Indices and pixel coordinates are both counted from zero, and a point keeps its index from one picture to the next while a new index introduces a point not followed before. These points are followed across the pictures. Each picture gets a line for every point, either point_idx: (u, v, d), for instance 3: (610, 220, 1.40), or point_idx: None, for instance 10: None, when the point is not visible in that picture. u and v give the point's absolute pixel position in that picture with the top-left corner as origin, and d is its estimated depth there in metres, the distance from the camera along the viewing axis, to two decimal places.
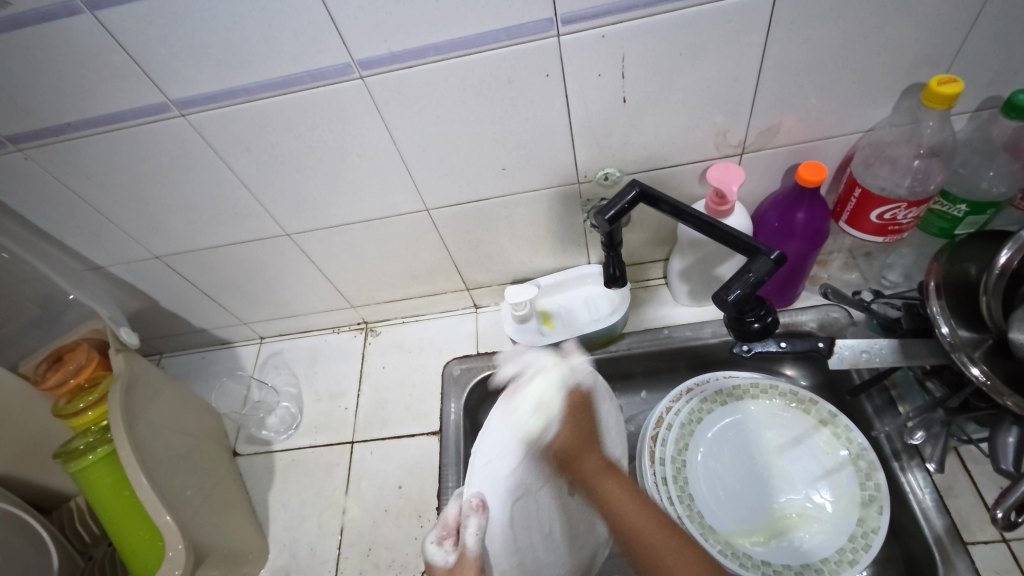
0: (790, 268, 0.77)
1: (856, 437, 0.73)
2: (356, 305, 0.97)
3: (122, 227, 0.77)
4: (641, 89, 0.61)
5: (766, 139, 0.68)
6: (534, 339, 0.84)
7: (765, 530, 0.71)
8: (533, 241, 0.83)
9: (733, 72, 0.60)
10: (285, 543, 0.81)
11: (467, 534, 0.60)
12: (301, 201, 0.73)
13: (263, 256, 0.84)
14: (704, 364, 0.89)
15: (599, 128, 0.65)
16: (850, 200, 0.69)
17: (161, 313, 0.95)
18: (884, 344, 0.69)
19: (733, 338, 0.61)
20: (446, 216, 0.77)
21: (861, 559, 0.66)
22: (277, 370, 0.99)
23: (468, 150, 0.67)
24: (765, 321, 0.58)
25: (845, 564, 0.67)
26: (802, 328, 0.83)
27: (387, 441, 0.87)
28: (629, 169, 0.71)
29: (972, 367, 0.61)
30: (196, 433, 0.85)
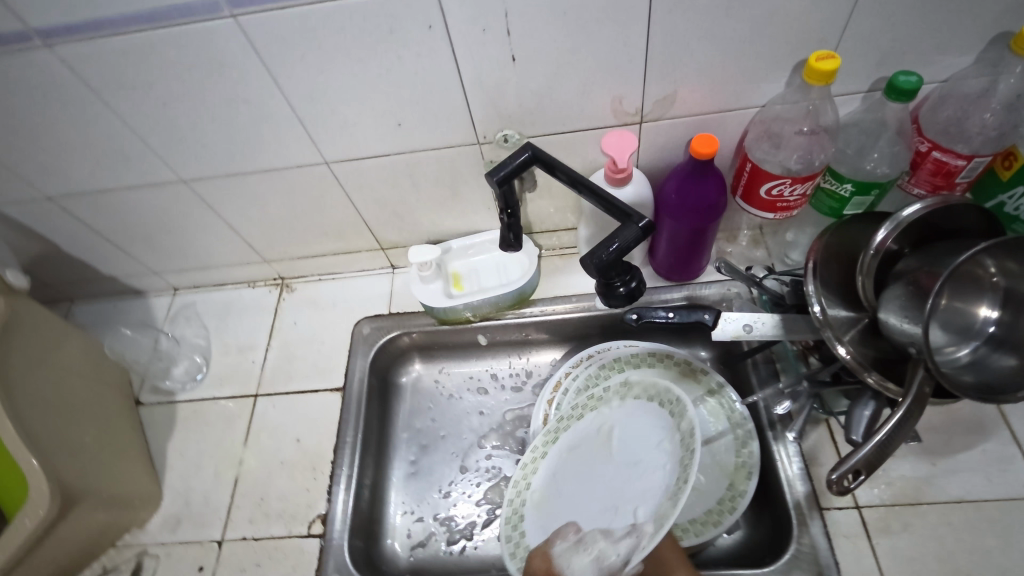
0: (690, 241, 0.78)
1: (737, 407, 0.76)
2: (270, 260, 0.96)
3: (4, 165, 0.73)
4: (530, 48, 0.60)
5: (663, 109, 0.67)
6: (440, 301, 0.85)
7: None
8: (442, 202, 0.83)
9: (621, 37, 0.59)
10: (179, 491, 0.81)
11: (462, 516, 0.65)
12: (192, 147, 0.71)
13: (163, 204, 0.81)
14: (610, 333, 0.90)
15: (491, 86, 0.64)
16: (743, 174, 0.70)
17: (65, 258, 0.93)
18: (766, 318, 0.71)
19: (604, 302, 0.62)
20: (348, 172, 0.76)
21: (724, 521, 0.70)
22: (188, 323, 0.98)
23: (359, 102, 0.65)
24: (634, 288, 0.59)
25: (710, 525, 0.70)
26: (704, 301, 0.85)
27: (291, 395, 0.87)
28: (529, 133, 0.70)
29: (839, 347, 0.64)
30: (98, 377, 0.84)
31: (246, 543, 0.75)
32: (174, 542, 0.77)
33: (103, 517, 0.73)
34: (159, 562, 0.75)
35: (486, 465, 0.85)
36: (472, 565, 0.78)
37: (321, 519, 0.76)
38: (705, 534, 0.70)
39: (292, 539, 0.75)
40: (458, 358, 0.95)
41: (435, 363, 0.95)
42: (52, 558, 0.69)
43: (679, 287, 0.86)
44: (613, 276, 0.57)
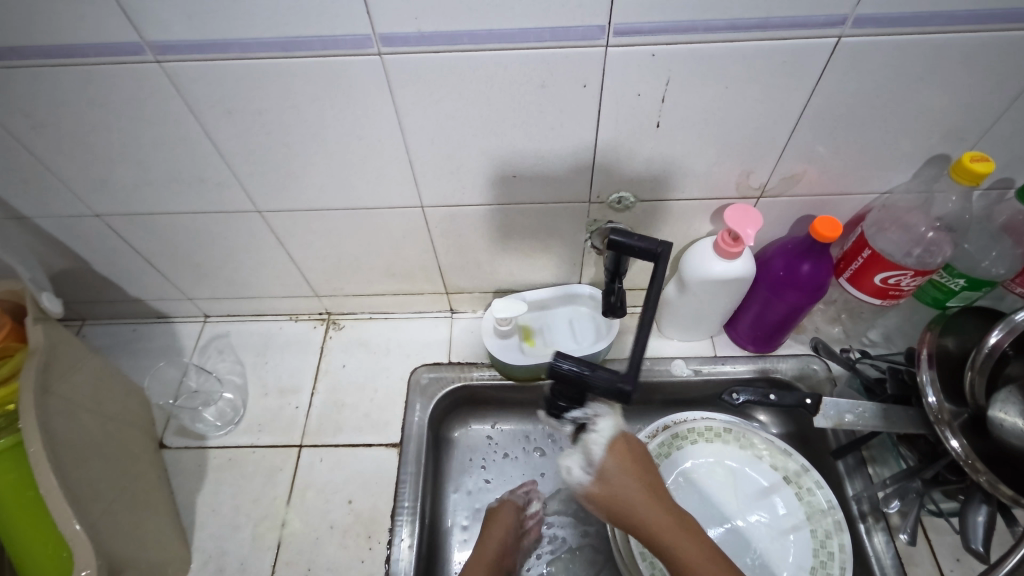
0: (784, 317, 0.76)
1: (817, 499, 0.73)
2: (321, 295, 0.89)
3: (59, 176, 0.65)
4: (678, 117, 0.57)
5: (786, 186, 0.66)
6: (514, 357, 0.79)
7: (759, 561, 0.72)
8: (527, 253, 0.79)
9: (772, 117, 0.57)
10: (212, 554, 0.72)
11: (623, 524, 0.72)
12: (281, 177, 0.65)
13: (225, 230, 0.74)
14: (680, 401, 0.87)
15: (624, 149, 0.61)
16: (857, 258, 0.68)
17: (92, 276, 0.83)
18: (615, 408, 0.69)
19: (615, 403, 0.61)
20: (441, 217, 0.71)
21: None
22: (221, 356, 0.89)
23: (479, 151, 0.61)
24: (604, 388, 0.57)
25: None
26: (777, 375, 0.82)
27: (341, 448, 0.80)
28: (644, 196, 0.68)
29: (953, 440, 0.60)
30: (121, 418, 0.75)
31: None
32: None
33: None
34: None
35: (548, 537, 0.79)
36: None
37: None
38: None
39: None
40: (514, 412, 0.87)
41: (489, 416, 0.87)
42: None
43: (753, 359, 0.83)
44: (587, 390, 0.59)
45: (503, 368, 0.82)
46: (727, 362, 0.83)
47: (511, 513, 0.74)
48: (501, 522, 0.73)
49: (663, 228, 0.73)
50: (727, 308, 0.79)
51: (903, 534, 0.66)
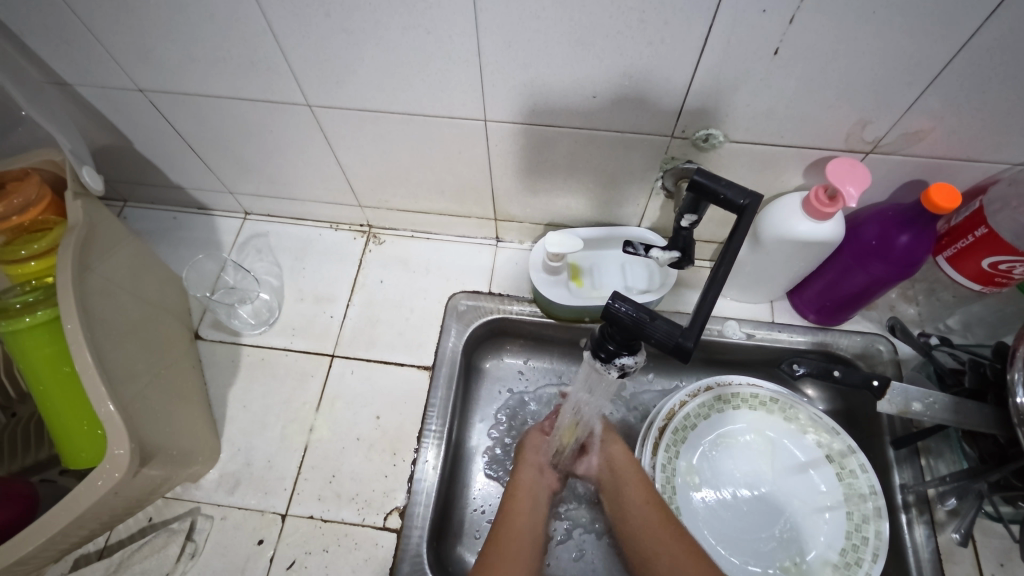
0: (861, 290, 0.69)
1: (859, 483, 0.69)
2: (364, 206, 0.85)
3: (100, 42, 0.60)
4: (802, 43, 0.48)
5: (904, 144, 0.57)
6: (560, 295, 0.75)
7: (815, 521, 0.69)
8: (590, 185, 0.72)
9: (916, 55, 0.48)
10: (240, 449, 0.73)
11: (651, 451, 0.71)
12: (335, 69, 0.58)
13: (271, 123, 0.69)
14: (726, 363, 0.82)
15: (728, 77, 0.52)
16: (967, 237, 0.60)
17: (134, 156, 0.80)
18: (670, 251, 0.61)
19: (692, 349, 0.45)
20: (503, 134, 0.65)
21: None
22: (258, 255, 0.87)
23: (561, 61, 0.53)
24: (663, 340, 0.45)
25: None
26: (837, 350, 0.76)
27: (372, 364, 0.78)
28: (735, 136, 0.60)
29: None
30: (158, 305, 0.74)
31: (315, 523, 0.68)
32: (232, 505, 0.70)
33: (162, 476, 0.64)
34: (215, 525, 0.68)
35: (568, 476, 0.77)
36: None
37: (398, 512, 0.69)
38: None
39: (366, 528, 0.68)
40: (550, 351, 0.83)
41: (524, 352, 0.84)
42: (90, 528, 0.59)
43: (815, 329, 0.77)
44: (641, 339, 0.47)
45: (548, 309, 0.78)
46: (784, 330, 0.78)
47: (538, 438, 0.71)
48: (534, 445, 0.71)
49: (747, 177, 0.66)
50: (798, 272, 0.72)
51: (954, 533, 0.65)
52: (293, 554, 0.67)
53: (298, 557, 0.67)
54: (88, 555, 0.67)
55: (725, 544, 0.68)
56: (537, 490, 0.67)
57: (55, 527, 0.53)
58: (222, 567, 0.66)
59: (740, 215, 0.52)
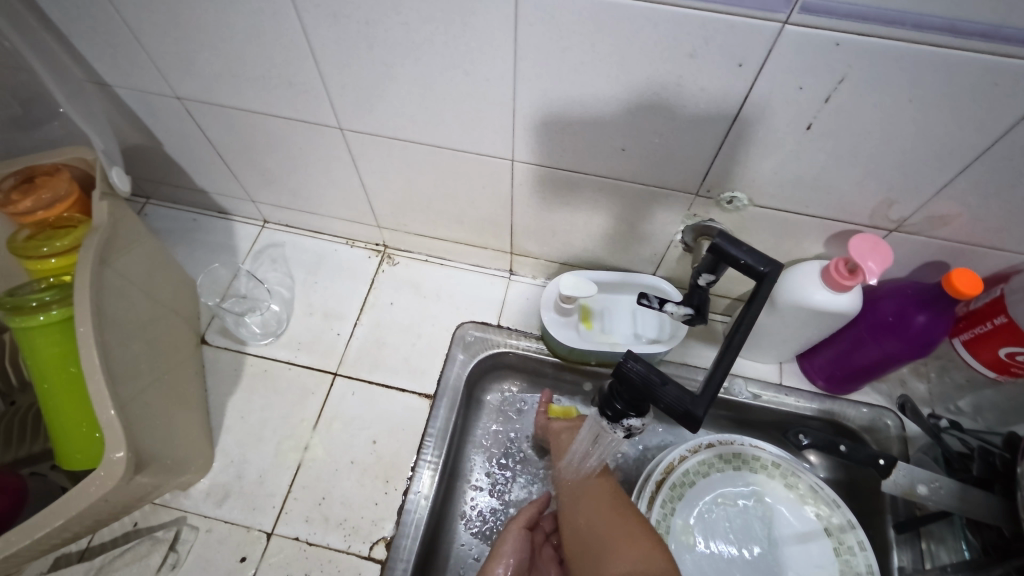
0: (873, 364, 0.68)
1: (857, 562, 0.67)
2: (382, 227, 0.85)
3: (146, 50, 0.61)
4: (836, 122, 0.48)
5: (928, 226, 0.57)
6: (567, 337, 0.75)
7: None
8: (609, 232, 0.73)
9: (949, 144, 0.48)
10: (233, 460, 0.73)
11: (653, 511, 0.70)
12: (372, 97, 0.59)
13: (301, 140, 0.70)
14: (729, 421, 0.81)
15: (759, 145, 0.53)
16: (985, 323, 0.60)
17: (163, 157, 0.81)
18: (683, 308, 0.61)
19: (700, 419, 0.44)
20: (528, 174, 0.65)
21: None
22: (273, 265, 0.88)
23: (594, 114, 0.54)
24: (672, 406, 0.44)
25: None
26: (844, 421, 0.75)
27: (374, 386, 0.78)
28: (759, 201, 0.60)
29: None
30: (168, 308, 0.74)
31: (300, 545, 0.67)
32: (218, 518, 0.69)
33: (153, 483, 0.63)
34: (199, 537, 0.68)
35: None
36: None
37: (385, 542, 0.68)
38: None
39: (351, 556, 0.67)
40: (553, 390, 0.83)
41: (527, 389, 0.83)
42: (73, 530, 0.58)
43: (822, 397, 0.76)
44: (649, 402, 0.46)
45: (554, 348, 0.78)
46: (791, 394, 0.77)
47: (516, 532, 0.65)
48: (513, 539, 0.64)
49: (767, 240, 0.66)
50: (810, 339, 0.71)
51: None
52: None
53: None
54: (69, 555, 0.66)
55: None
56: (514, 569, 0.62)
57: (39, 531, 0.52)
58: None
59: (759, 282, 0.52)
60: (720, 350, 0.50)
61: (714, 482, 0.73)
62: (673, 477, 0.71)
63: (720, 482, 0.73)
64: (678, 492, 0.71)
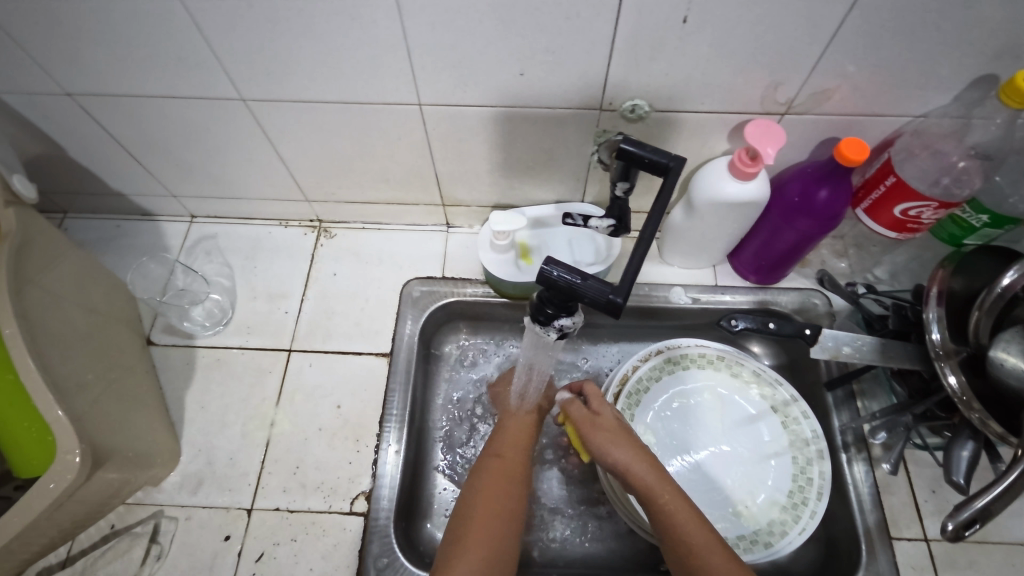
0: (793, 247, 0.73)
1: (802, 429, 0.73)
2: (311, 200, 0.85)
3: (22, 46, 0.59)
4: (708, 11, 0.51)
5: (814, 103, 0.61)
6: (508, 273, 0.77)
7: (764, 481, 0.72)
8: (530, 165, 0.75)
9: (814, 15, 0.51)
10: (201, 449, 0.73)
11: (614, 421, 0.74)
12: (267, 61, 0.59)
13: (207, 120, 0.69)
14: (675, 329, 0.86)
15: (644, 48, 0.55)
16: (878, 187, 0.65)
17: (69, 164, 0.78)
18: (604, 223, 0.65)
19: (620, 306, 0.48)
20: (439, 117, 0.66)
21: (776, 542, 0.68)
22: (208, 257, 0.87)
23: (486, 41, 0.55)
24: (596, 300, 0.47)
25: (760, 545, 0.68)
26: (777, 307, 0.80)
27: (330, 355, 0.79)
28: (659, 106, 0.63)
29: (949, 376, 0.58)
30: (106, 312, 0.73)
31: (281, 514, 0.69)
32: (196, 504, 0.70)
33: (120, 479, 0.63)
34: (179, 526, 0.68)
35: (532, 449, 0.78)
36: (515, 558, 0.72)
37: (365, 496, 0.70)
38: (801, 524, 0.68)
39: (333, 514, 0.69)
40: (505, 332, 0.86)
41: (480, 335, 0.86)
42: (50, 536, 0.59)
43: (754, 290, 0.81)
44: (576, 301, 0.49)
45: (499, 287, 0.80)
46: (727, 292, 0.82)
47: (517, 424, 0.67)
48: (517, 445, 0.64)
49: (676, 145, 0.69)
50: (733, 235, 0.75)
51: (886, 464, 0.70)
52: (261, 547, 0.67)
53: (266, 548, 0.67)
54: (49, 567, 0.67)
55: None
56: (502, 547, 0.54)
57: (5, 534, 0.52)
58: (189, 566, 0.66)
59: (666, 177, 0.55)
60: (636, 242, 0.53)
61: (667, 384, 0.77)
62: (628, 387, 0.75)
63: (674, 384, 0.78)
64: (634, 399, 0.75)
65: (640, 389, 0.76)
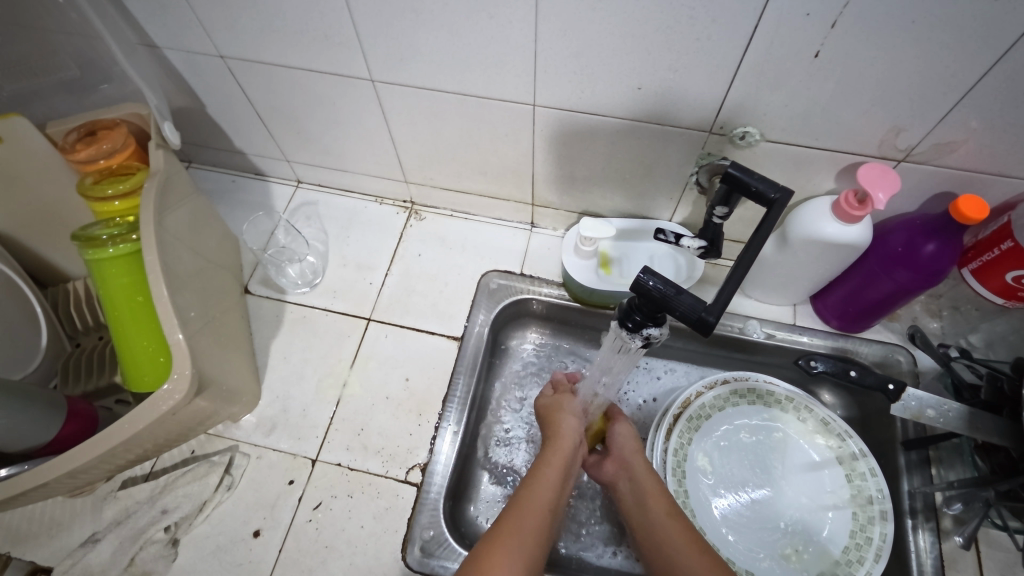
0: (884, 298, 0.70)
1: (867, 487, 0.70)
2: (409, 182, 0.90)
3: (194, 9, 0.65)
4: (842, 48, 0.51)
5: (936, 154, 0.60)
6: (587, 279, 0.78)
7: (820, 533, 0.70)
8: (626, 177, 0.76)
9: (952, 65, 0.50)
10: (278, 397, 0.79)
11: (673, 443, 0.73)
12: (402, 47, 0.63)
13: (335, 94, 0.74)
14: (744, 362, 0.85)
15: (768, 77, 0.56)
16: (993, 250, 0.62)
17: (206, 119, 0.86)
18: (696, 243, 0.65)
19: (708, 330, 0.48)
20: (550, 119, 0.69)
21: None
22: (307, 221, 0.93)
23: (611, 52, 0.57)
24: (688, 314, 0.47)
25: None
26: (856, 358, 0.78)
27: (405, 330, 0.83)
28: (771, 136, 0.63)
29: None
30: (215, 258, 0.80)
31: (341, 470, 0.73)
32: (267, 446, 0.75)
33: (210, 408, 0.69)
34: (250, 462, 0.74)
35: None
36: (551, 557, 0.72)
37: (419, 468, 0.73)
38: None
39: (389, 480, 0.72)
40: (572, 337, 0.87)
41: (547, 335, 0.88)
42: (142, 449, 0.65)
43: (834, 335, 0.79)
44: (666, 313, 0.50)
45: (575, 291, 0.81)
46: (804, 333, 0.80)
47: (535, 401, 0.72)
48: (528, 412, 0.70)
49: (779, 178, 0.68)
50: (823, 277, 0.74)
51: (957, 537, 0.66)
52: (319, 497, 0.71)
53: (324, 499, 0.71)
54: (135, 478, 0.74)
55: (731, 530, 0.71)
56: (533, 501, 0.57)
57: (116, 439, 0.58)
58: (254, 501, 0.71)
59: (770, 208, 0.55)
60: (731, 268, 0.53)
61: (730, 415, 0.76)
62: (683, 408, 0.74)
63: (736, 417, 0.77)
64: (694, 424, 0.75)
65: (700, 415, 0.75)
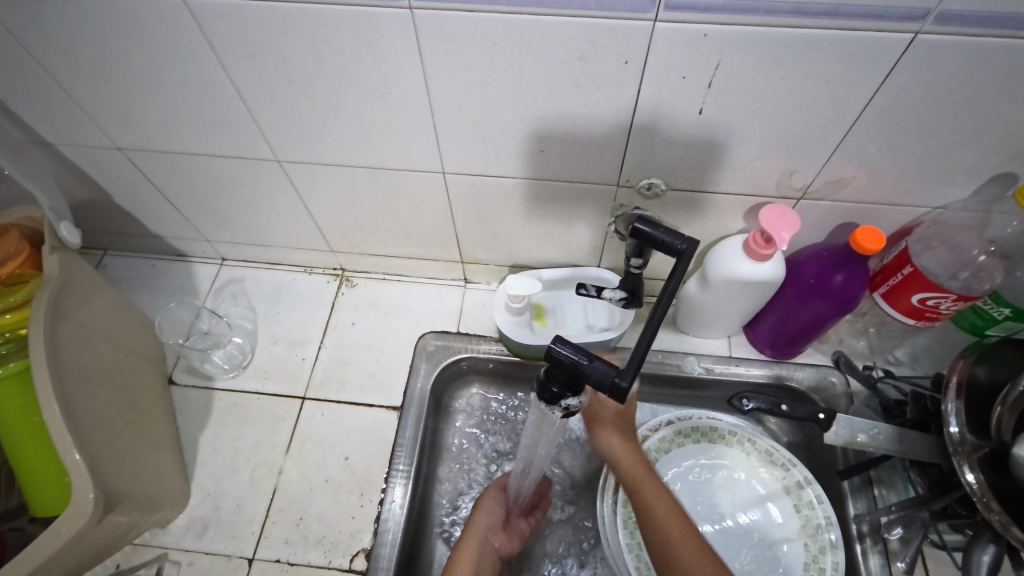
0: (808, 326, 0.72)
1: (816, 516, 0.70)
2: (336, 251, 0.88)
3: (83, 107, 0.63)
4: (723, 105, 0.53)
5: (830, 190, 0.62)
6: (524, 335, 0.77)
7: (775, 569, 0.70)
8: (548, 231, 0.77)
9: (826, 112, 0.53)
10: (209, 493, 0.74)
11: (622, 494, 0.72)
12: (302, 128, 0.62)
13: (244, 176, 0.73)
14: (689, 398, 0.85)
15: (660, 134, 0.57)
16: (896, 275, 0.64)
17: (115, 208, 0.83)
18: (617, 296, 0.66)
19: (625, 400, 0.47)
20: (461, 184, 0.69)
21: None
22: (234, 300, 0.90)
23: (507, 121, 0.58)
24: (601, 382, 0.46)
25: None
26: (793, 384, 0.79)
27: (341, 405, 0.80)
28: (675, 185, 0.64)
29: (968, 474, 0.55)
30: (135, 349, 0.76)
31: (281, 567, 0.69)
32: (199, 550, 0.71)
33: (128, 522, 0.64)
34: (181, 571, 0.69)
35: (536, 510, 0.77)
36: None
37: (364, 553, 0.70)
38: None
39: (332, 571, 0.69)
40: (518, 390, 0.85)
41: (492, 391, 0.86)
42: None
43: (769, 364, 0.81)
44: (581, 380, 0.49)
45: (511, 347, 0.81)
46: (741, 364, 0.81)
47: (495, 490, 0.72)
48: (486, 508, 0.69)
49: (691, 221, 0.70)
50: (748, 310, 0.75)
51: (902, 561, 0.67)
52: None
53: None
54: None
55: None
56: (480, 556, 0.64)
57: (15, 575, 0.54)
58: None
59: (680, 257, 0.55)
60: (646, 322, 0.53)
61: (678, 457, 0.76)
62: None
63: (684, 458, 0.76)
64: None
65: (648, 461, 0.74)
